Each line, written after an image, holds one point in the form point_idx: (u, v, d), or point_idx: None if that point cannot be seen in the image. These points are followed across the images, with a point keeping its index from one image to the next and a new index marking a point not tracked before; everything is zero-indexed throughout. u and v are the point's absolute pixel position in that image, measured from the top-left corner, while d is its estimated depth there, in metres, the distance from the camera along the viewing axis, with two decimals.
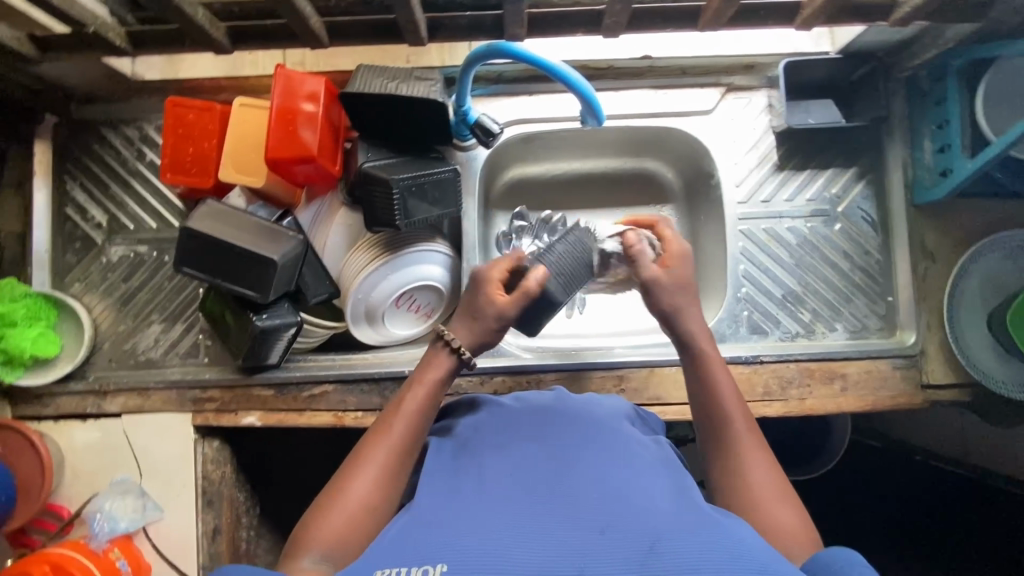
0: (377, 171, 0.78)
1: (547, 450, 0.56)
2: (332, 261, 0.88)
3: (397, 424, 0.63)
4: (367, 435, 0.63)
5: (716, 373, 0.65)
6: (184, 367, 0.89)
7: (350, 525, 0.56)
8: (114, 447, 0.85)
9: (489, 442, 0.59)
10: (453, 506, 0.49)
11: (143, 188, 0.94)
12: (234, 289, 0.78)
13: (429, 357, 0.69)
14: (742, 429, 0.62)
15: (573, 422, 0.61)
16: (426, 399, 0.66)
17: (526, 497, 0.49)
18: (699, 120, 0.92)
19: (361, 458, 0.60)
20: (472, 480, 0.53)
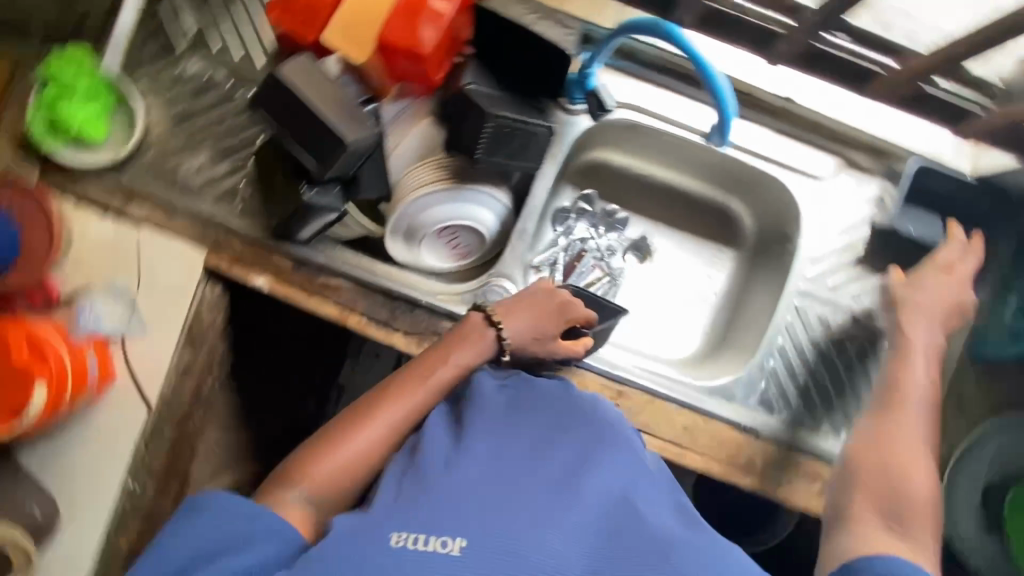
0: (479, 97, 0.76)
1: (543, 449, 0.55)
2: (394, 168, 0.84)
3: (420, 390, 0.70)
4: (390, 388, 0.70)
5: (915, 357, 0.75)
6: (216, 205, 0.86)
7: (343, 471, 0.64)
8: (124, 251, 0.84)
9: (486, 429, 0.58)
10: (453, 501, 0.48)
11: (242, 17, 0.91)
12: (297, 154, 0.76)
13: (468, 328, 0.75)
14: (927, 413, 0.71)
15: (569, 422, 0.60)
16: (446, 377, 0.71)
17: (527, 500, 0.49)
18: (804, 181, 0.88)
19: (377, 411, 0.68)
20: (467, 470, 0.52)
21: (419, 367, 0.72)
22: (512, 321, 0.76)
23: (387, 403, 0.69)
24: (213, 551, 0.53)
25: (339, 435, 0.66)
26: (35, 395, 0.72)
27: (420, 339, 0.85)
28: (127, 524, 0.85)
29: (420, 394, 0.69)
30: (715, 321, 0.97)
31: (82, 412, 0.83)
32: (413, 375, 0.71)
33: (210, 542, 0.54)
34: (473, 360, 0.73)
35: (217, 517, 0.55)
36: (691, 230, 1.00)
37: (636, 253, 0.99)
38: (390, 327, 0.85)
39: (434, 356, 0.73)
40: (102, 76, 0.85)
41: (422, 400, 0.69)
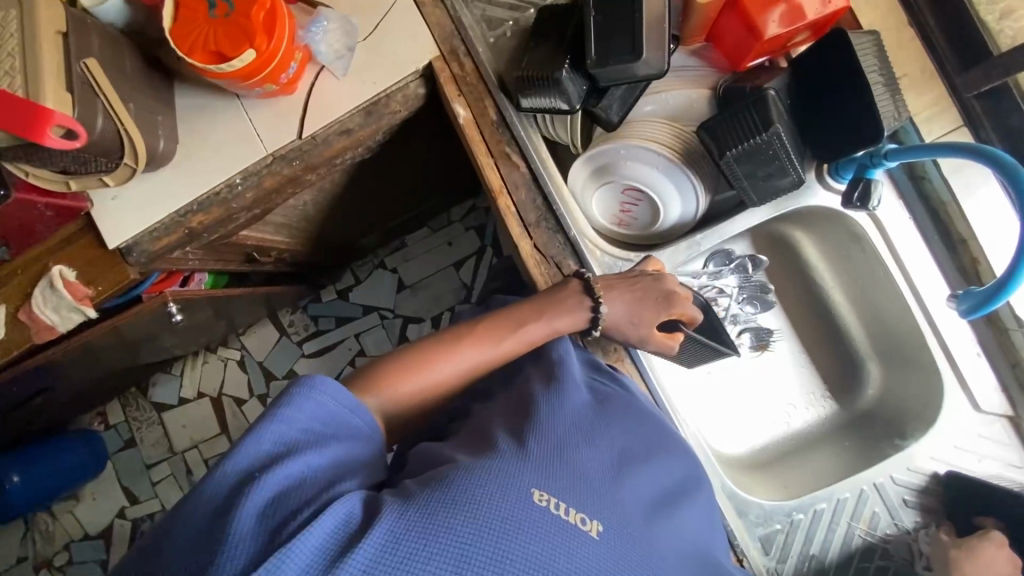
0: (772, 106, 0.72)
1: (621, 464, 0.64)
2: (642, 107, 0.83)
3: (503, 342, 0.74)
4: (474, 330, 0.74)
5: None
6: (474, 21, 0.85)
7: (418, 389, 0.70)
8: (378, 1, 0.85)
9: (581, 428, 0.65)
10: (567, 489, 0.56)
11: None
12: (589, 33, 0.72)
13: (570, 294, 0.76)
14: None
15: (641, 446, 0.69)
16: (539, 334, 0.75)
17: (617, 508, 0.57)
18: (962, 401, 0.81)
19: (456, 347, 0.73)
20: (569, 460, 0.59)
21: (514, 316, 0.75)
22: (611, 302, 0.76)
23: (475, 341, 0.73)
24: (323, 429, 0.60)
25: (424, 358, 0.71)
26: (243, 55, 0.73)
27: (541, 260, 0.83)
28: (211, 208, 0.90)
29: (507, 338, 0.74)
30: (769, 445, 0.94)
31: (250, 95, 0.85)
32: (500, 325, 0.74)
33: (320, 423, 0.60)
34: (567, 327, 0.75)
35: (327, 403, 0.62)
36: (817, 360, 0.95)
37: (754, 339, 0.95)
38: (526, 231, 0.83)
39: (527, 309, 0.75)
40: None
41: (511, 345, 0.74)
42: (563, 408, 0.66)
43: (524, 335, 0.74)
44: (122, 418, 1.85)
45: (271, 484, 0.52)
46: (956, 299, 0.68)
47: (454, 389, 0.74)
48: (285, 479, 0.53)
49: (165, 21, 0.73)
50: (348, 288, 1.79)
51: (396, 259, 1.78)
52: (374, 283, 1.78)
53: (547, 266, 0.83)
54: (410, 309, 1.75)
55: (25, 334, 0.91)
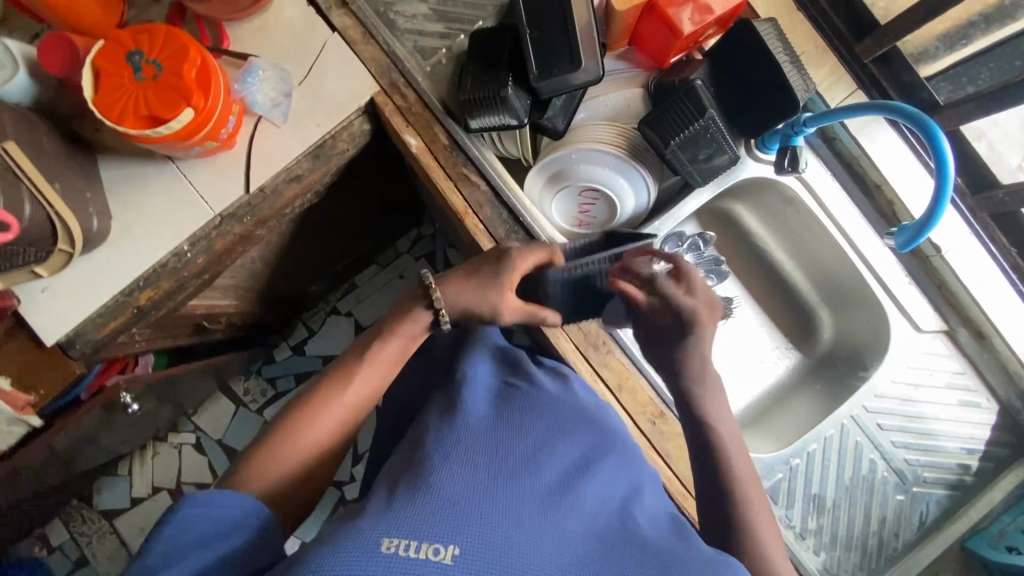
0: (702, 93, 0.78)
1: (512, 471, 0.54)
2: (583, 112, 0.88)
3: (358, 379, 0.66)
4: (320, 382, 0.66)
5: None
6: (408, 54, 0.86)
7: (292, 464, 0.60)
8: (307, 47, 0.84)
9: (463, 445, 0.57)
10: (420, 517, 0.46)
11: None
12: (527, 50, 0.76)
13: (415, 311, 0.70)
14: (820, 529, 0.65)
15: (543, 445, 0.60)
16: (395, 347, 0.69)
17: (493, 519, 0.48)
18: (905, 325, 0.91)
19: (308, 406, 0.63)
20: (431, 481, 0.50)
21: (357, 348, 0.69)
22: (450, 293, 0.69)
23: (327, 391, 0.65)
24: (206, 537, 0.52)
25: (289, 421, 0.62)
26: (180, 114, 0.69)
27: None
28: (159, 281, 0.84)
29: (368, 368, 0.67)
30: (753, 402, 1.01)
31: (188, 156, 0.81)
32: (347, 363, 0.67)
33: (199, 538, 0.51)
34: (417, 330, 0.70)
35: (202, 511, 0.52)
36: (775, 318, 1.05)
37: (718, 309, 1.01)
38: (497, 245, 0.85)
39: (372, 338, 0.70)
40: None
41: (376, 371, 0.68)
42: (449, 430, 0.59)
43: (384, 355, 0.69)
44: (67, 536, 1.65)
45: None
46: (893, 235, 0.77)
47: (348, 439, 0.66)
48: None
49: (86, 92, 0.69)
50: (303, 341, 1.71)
51: (349, 301, 1.73)
52: (330, 331, 1.72)
53: None
54: None
55: None
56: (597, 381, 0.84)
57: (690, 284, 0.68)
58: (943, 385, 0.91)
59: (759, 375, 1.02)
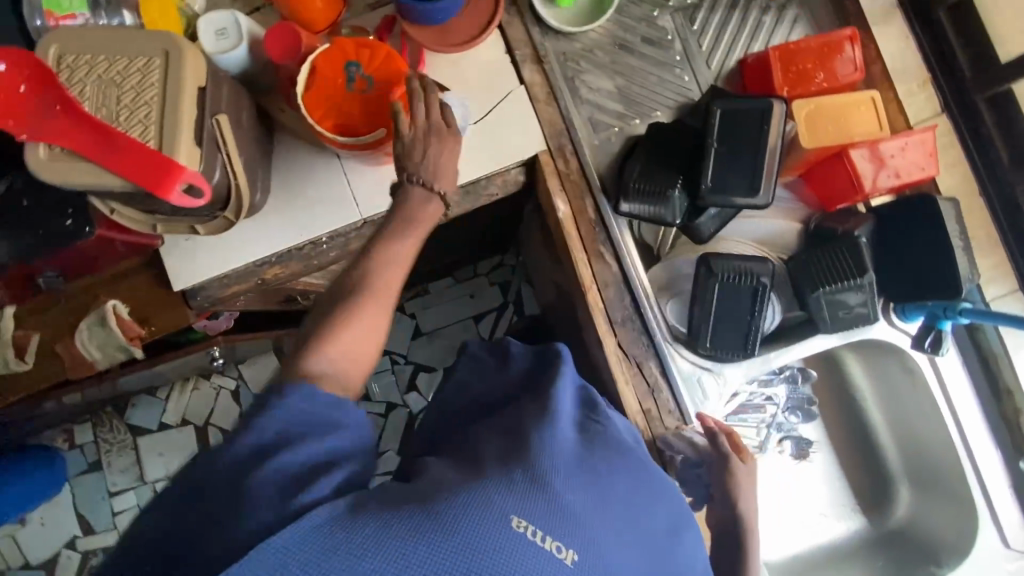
0: (863, 251, 0.78)
1: (610, 497, 0.58)
2: (733, 227, 0.88)
3: (390, 271, 0.65)
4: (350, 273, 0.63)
5: None
6: (582, 125, 0.88)
7: (348, 344, 0.60)
8: (492, 91, 0.87)
9: (577, 459, 0.59)
10: (556, 511, 0.52)
11: (732, 23, 0.91)
12: (705, 160, 0.77)
13: (422, 203, 0.67)
14: None
15: (631, 480, 0.63)
16: (409, 243, 0.66)
17: (600, 533, 0.53)
18: (993, 537, 0.87)
19: (343, 314, 0.60)
20: (556, 484, 0.54)
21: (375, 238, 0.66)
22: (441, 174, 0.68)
23: (360, 289, 0.62)
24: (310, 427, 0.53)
25: (323, 326, 0.60)
26: (372, 131, 0.73)
27: (624, 359, 0.85)
28: (289, 261, 0.88)
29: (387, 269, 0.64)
30: (804, 554, 0.97)
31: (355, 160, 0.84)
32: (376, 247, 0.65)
33: (303, 420, 0.53)
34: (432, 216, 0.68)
35: (315, 401, 0.55)
36: (851, 476, 1.01)
37: (795, 447, 1.00)
38: (611, 329, 0.85)
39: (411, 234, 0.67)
40: None
41: (377, 290, 0.63)
42: (554, 441, 0.60)
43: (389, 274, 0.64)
44: (92, 438, 1.72)
45: (237, 455, 0.50)
46: None
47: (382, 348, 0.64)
48: (249, 449, 0.51)
49: (297, 87, 0.73)
50: None
51: (415, 304, 1.75)
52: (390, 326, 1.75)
53: (629, 365, 0.85)
54: (424, 356, 1.73)
55: (64, 367, 0.87)
56: None
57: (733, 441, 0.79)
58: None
59: (820, 527, 0.99)
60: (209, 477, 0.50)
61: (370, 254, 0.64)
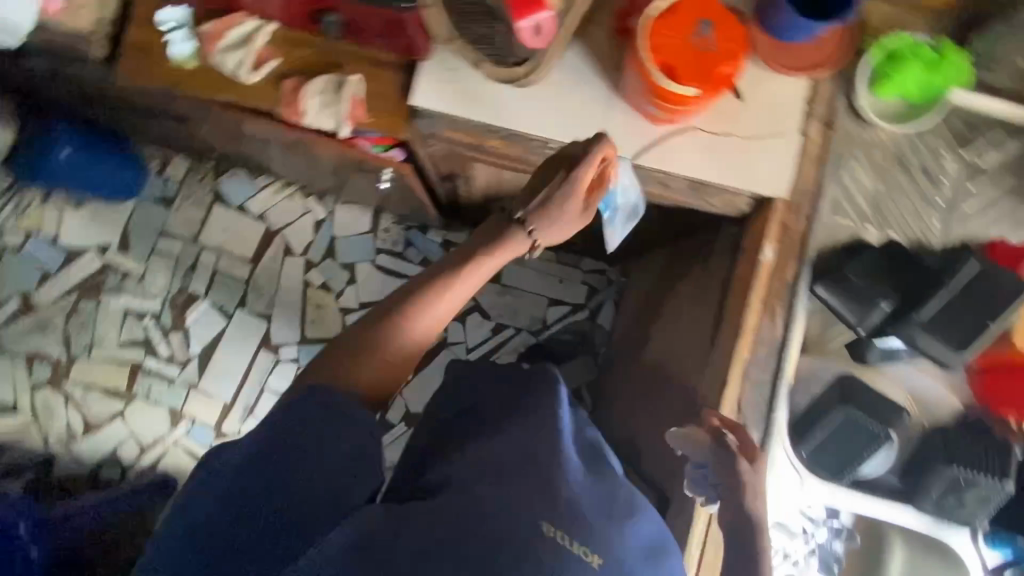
0: (1012, 460, 0.81)
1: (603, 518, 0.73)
2: (900, 371, 0.88)
3: (471, 276, 0.82)
4: (443, 272, 0.81)
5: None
6: (825, 202, 0.90)
7: (401, 326, 0.78)
8: (774, 124, 0.89)
9: (590, 487, 0.77)
10: (558, 554, 0.65)
11: (1006, 206, 0.91)
12: (931, 295, 0.78)
13: (510, 243, 0.83)
14: None
15: (619, 511, 0.76)
16: (486, 266, 0.83)
17: (594, 562, 0.68)
18: None
19: (439, 295, 0.79)
20: (573, 498, 0.73)
21: (473, 245, 0.83)
22: (541, 228, 0.83)
23: (456, 278, 0.81)
24: (327, 412, 0.69)
25: (386, 310, 0.79)
26: (687, 85, 0.75)
27: (734, 414, 0.85)
28: (512, 143, 0.90)
29: (407, 316, 0.78)
30: None
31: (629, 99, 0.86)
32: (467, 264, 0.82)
33: (324, 407, 0.69)
34: (554, 236, 0.84)
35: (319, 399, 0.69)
36: None
37: None
38: (740, 381, 0.86)
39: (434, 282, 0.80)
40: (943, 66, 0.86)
41: (439, 292, 0.80)
42: (576, 466, 0.79)
43: (420, 333, 0.79)
44: (179, 178, 1.75)
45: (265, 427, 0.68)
46: None
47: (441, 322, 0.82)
48: (230, 463, 0.66)
49: (652, 9, 0.75)
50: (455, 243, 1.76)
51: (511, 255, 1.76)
52: None
53: (735, 422, 0.85)
54: (489, 301, 1.74)
55: (276, 100, 0.90)
56: None
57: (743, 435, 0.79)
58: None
59: None
60: (240, 462, 0.66)
61: (453, 259, 0.83)
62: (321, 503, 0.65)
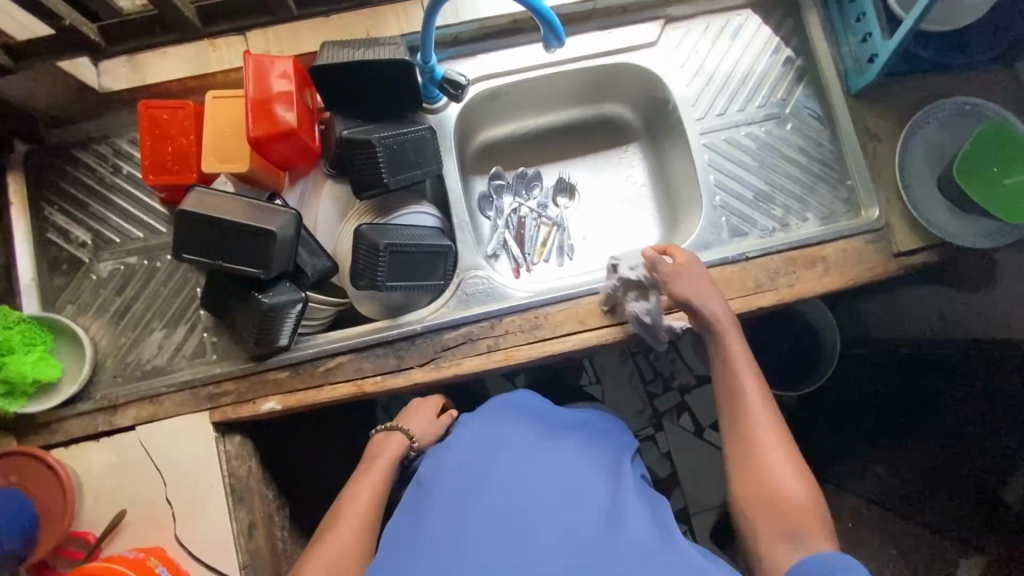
0: (357, 135, 0.81)
1: (519, 478, 0.63)
2: (326, 236, 0.90)
3: (352, 510, 0.71)
4: (325, 523, 0.70)
5: (747, 396, 0.74)
6: (193, 367, 0.86)
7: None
8: (133, 461, 0.83)
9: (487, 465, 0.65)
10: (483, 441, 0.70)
11: (124, 200, 0.89)
12: (237, 269, 0.77)
13: (390, 440, 0.80)
14: (781, 452, 0.69)
15: (535, 466, 0.65)
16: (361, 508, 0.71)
17: (505, 523, 0.59)
18: (646, 53, 0.96)
19: (338, 516, 0.71)
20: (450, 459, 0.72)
21: (359, 488, 0.73)
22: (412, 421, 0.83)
23: (351, 515, 0.70)
24: None
25: (333, 510, 0.72)
26: None
27: (430, 365, 0.86)
28: None
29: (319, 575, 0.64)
30: (656, 201, 1.08)
31: None
32: (350, 494, 0.73)
33: None
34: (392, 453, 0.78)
35: None
36: (592, 150, 1.10)
37: (563, 194, 1.08)
38: (405, 368, 0.86)
39: (385, 466, 0.76)
40: (29, 318, 0.82)
41: (345, 523, 0.70)
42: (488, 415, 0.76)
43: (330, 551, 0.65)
44: None
45: None
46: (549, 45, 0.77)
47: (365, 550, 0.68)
48: None
49: None
50: None
51: None
52: None
53: (442, 355, 0.87)
54: None
55: None
56: (565, 336, 0.88)
57: (683, 264, 0.81)
58: (735, 37, 0.97)
59: (640, 169, 1.09)
60: None
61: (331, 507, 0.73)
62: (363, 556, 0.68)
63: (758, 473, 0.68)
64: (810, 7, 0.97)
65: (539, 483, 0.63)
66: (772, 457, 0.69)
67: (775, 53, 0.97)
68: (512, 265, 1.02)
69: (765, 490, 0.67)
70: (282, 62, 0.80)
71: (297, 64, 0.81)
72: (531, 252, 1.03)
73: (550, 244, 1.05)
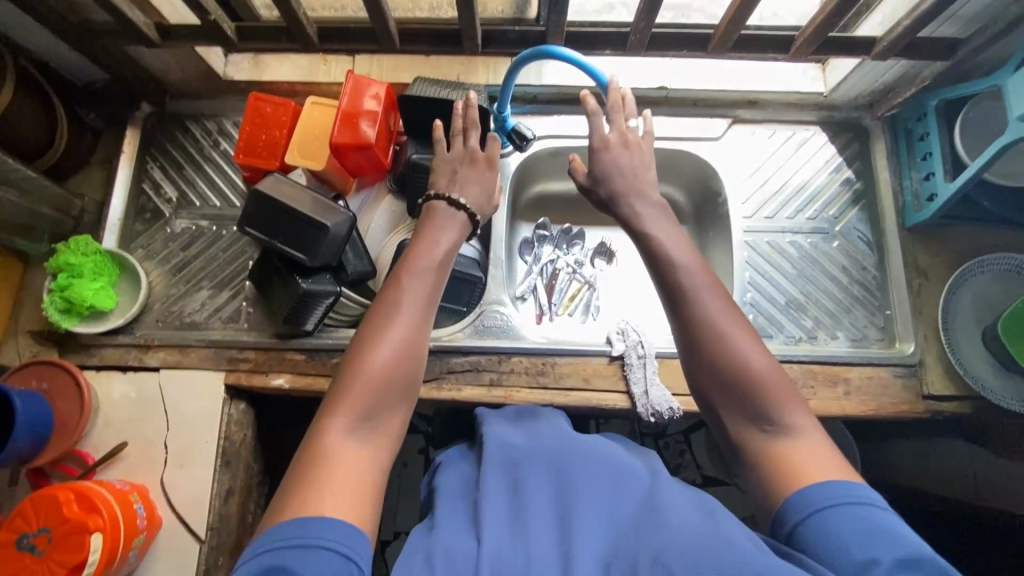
0: (425, 161, 0.90)
1: (553, 482, 0.54)
2: (372, 243, 0.98)
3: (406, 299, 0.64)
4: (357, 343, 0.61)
5: (736, 334, 0.60)
6: (225, 329, 0.93)
7: (369, 385, 0.57)
8: (147, 400, 0.89)
9: (518, 465, 0.57)
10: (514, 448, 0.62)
11: (213, 171, 1.01)
12: (287, 251, 0.85)
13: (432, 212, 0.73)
14: (780, 391, 0.57)
15: (581, 465, 0.57)
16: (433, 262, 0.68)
17: (531, 531, 0.49)
18: (708, 145, 1.00)
19: (386, 314, 0.63)
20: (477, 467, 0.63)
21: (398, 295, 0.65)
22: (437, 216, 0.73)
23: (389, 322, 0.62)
24: None
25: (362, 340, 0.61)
26: (91, 548, 0.72)
27: (432, 385, 0.89)
28: None
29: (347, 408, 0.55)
30: None
31: (132, 566, 0.82)
32: (399, 281, 0.66)
33: None
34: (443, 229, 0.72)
35: None
36: None
37: (602, 257, 1.12)
38: None
39: (436, 268, 0.68)
40: (104, 251, 0.92)
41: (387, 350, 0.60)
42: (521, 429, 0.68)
43: (367, 377, 0.58)
44: None
45: None
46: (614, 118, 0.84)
47: (402, 379, 0.60)
48: None
49: None
50: None
51: None
52: None
53: (447, 378, 0.90)
54: None
55: None
56: (567, 390, 0.89)
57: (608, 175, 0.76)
58: (799, 150, 1.01)
59: None
60: None
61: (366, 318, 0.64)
62: (392, 389, 0.58)
63: (745, 407, 0.57)
64: (877, 136, 1.00)
65: (583, 484, 0.53)
66: (762, 388, 0.57)
67: (835, 172, 1.00)
68: (535, 311, 1.05)
69: (764, 427, 0.56)
70: (376, 86, 0.90)
71: (390, 89, 0.92)
72: (558, 303, 1.06)
73: (577, 300, 1.07)
